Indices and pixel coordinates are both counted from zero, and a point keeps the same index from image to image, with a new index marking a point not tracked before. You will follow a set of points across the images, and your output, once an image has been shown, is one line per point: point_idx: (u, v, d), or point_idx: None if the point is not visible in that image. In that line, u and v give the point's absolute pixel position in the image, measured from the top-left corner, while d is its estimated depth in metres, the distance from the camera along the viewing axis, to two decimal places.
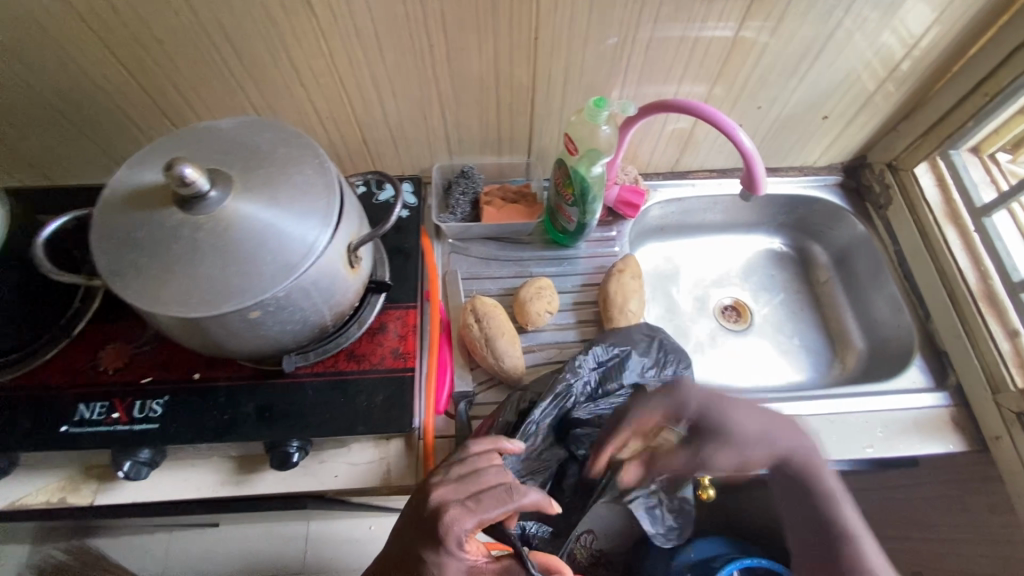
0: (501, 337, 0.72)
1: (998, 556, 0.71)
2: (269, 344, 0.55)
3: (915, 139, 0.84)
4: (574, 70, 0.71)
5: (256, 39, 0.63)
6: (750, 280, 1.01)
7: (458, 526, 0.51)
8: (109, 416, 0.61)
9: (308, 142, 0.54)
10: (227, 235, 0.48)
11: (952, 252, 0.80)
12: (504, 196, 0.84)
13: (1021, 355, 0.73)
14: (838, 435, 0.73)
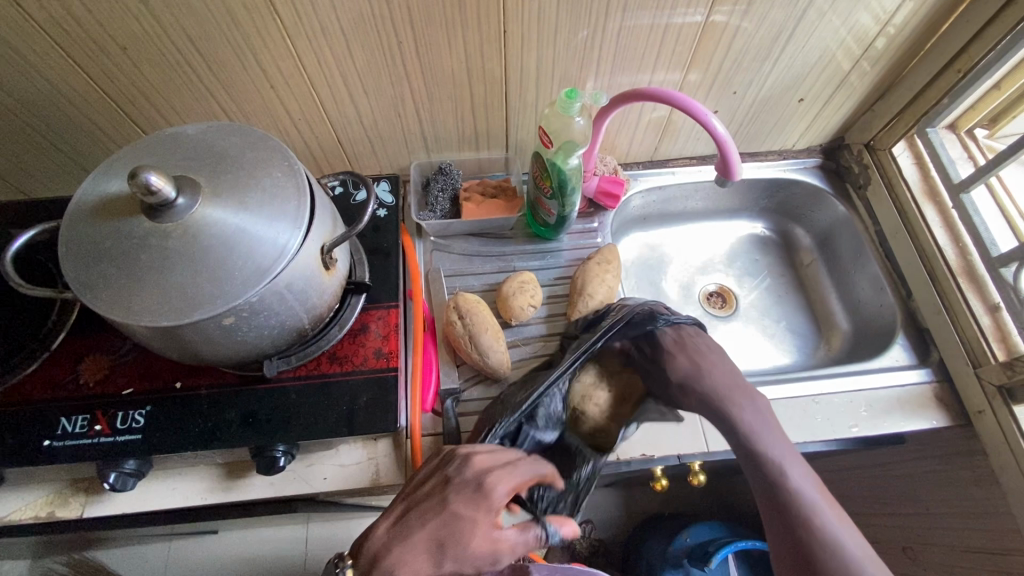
0: (485, 332, 0.71)
1: (985, 528, 0.71)
2: (247, 349, 0.55)
3: (891, 118, 0.85)
4: (546, 62, 0.70)
5: (221, 42, 0.62)
6: (734, 265, 1.01)
7: (502, 483, 0.54)
8: (92, 428, 0.61)
9: (277, 145, 0.54)
10: (197, 241, 0.47)
11: (930, 229, 0.81)
12: (483, 191, 0.84)
13: (1001, 328, 0.73)
14: (824, 415, 0.73)
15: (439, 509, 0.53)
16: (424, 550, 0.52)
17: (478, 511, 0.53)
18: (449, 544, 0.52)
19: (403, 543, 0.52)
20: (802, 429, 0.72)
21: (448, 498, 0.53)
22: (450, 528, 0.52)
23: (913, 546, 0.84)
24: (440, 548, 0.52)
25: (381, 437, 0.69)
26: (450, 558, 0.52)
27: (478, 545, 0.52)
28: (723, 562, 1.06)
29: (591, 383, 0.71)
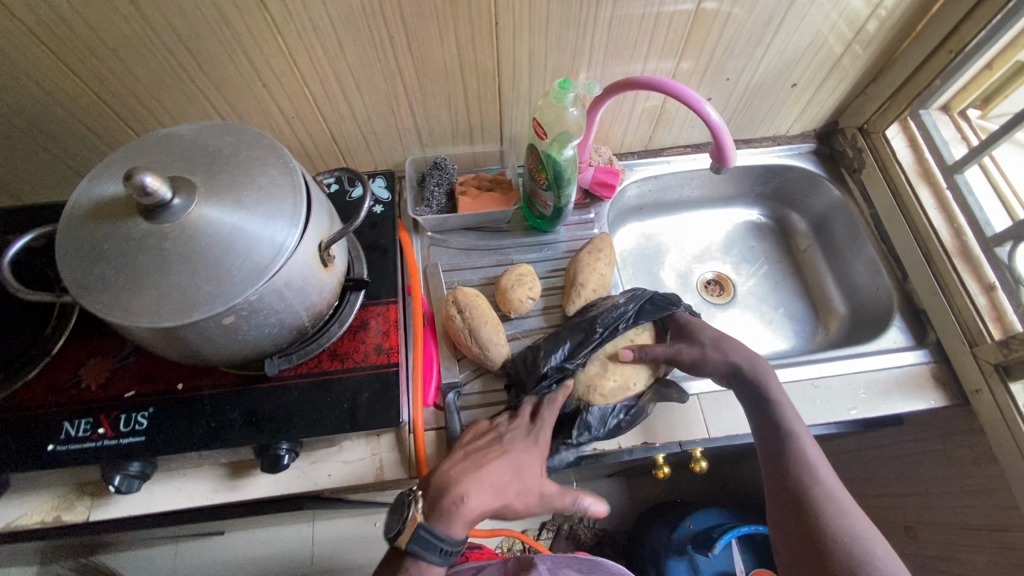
0: (485, 326, 0.72)
1: (984, 505, 0.72)
2: (247, 349, 0.55)
3: (884, 101, 0.85)
4: (538, 53, 0.70)
5: (211, 41, 0.61)
6: (731, 252, 1.02)
7: (548, 420, 0.64)
8: (94, 432, 0.61)
9: (271, 143, 0.53)
10: (194, 241, 0.47)
11: (925, 210, 0.81)
12: (479, 185, 0.84)
13: (997, 308, 0.74)
14: (823, 398, 0.74)
15: (499, 447, 0.61)
16: (492, 481, 0.58)
17: (531, 446, 0.62)
18: (512, 475, 0.59)
19: (472, 475, 0.58)
20: (802, 412, 0.73)
21: (505, 439, 0.63)
22: (512, 460, 0.60)
23: (914, 526, 0.85)
24: (504, 479, 0.59)
25: (384, 433, 0.70)
26: (512, 491, 0.59)
27: (536, 482, 0.60)
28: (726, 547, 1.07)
29: (597, 364, 0.69)
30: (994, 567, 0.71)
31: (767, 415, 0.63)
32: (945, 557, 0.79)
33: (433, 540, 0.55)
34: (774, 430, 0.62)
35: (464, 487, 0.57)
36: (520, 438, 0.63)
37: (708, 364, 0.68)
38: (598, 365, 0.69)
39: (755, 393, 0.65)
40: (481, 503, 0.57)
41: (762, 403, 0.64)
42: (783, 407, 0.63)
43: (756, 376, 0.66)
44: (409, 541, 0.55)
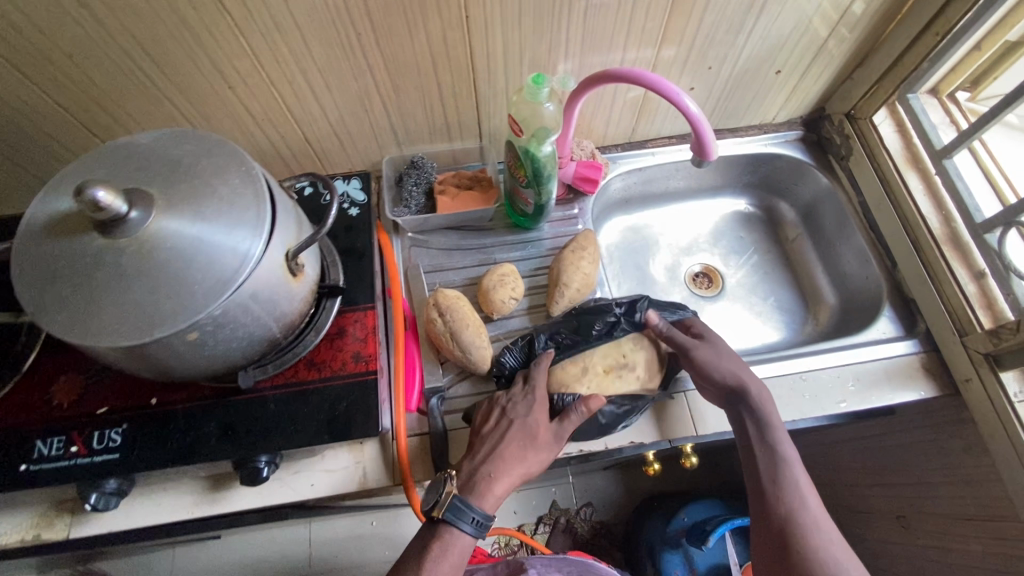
0: (466, 329, 0.70)
1: (977, 495, 0.72)
2: (218, 362, 0.53)
3: (870, 86, 0.83)
4: (512, 47, 0.68)
5: (171, 43, 0.59)
6: (719, 244, 1.00)
7: (541, 379, 0.66)
8: (68, 450, 0.60)
9: (234, 150, 0.52)
10: (153, 256, 0.45)
11: (913, 197, 0.80)
12: (459, 183, 0.82)
13: (987, 295, 0.73)
14: (812, 392, 0.73)
15: (505, 417, 0.63)
16: (508, 449, 0.60)
17: (534, 406, 0.64)
18: (523, 438, 0.61)
19: (490, 451, 0.60)
20: (790, 407, 0.72)
21: (507, 406, 0.64)
22: (520, 426, 0.62)
23: (907, 515, 0.84)
24: (517, 445, 0.60)
25: (368, 440, 0.69)
26: (531, 457, 0.61)
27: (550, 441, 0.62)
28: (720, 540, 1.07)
29: (578, 366, 0.69)
30: (987, 557, 0.70)
31: (761, 437, 0.62)
32: (939, 547, 0.78)
33: (468, 509, 0.57)
34: (767, 454, 0.61)
35: (486, 463, 0.60)
36: (520, 401, 0.64)
37: (713, 374, 0.66)
38: (578, 369, 0.69)
39: (754, 413, 0.63)
40: (505, 473, 0.59)
41: (759, 424, 0.62)
42: (779, 432, 0.62)
43: (758, 398, 0.64)
44: (445, 511, 0.56)
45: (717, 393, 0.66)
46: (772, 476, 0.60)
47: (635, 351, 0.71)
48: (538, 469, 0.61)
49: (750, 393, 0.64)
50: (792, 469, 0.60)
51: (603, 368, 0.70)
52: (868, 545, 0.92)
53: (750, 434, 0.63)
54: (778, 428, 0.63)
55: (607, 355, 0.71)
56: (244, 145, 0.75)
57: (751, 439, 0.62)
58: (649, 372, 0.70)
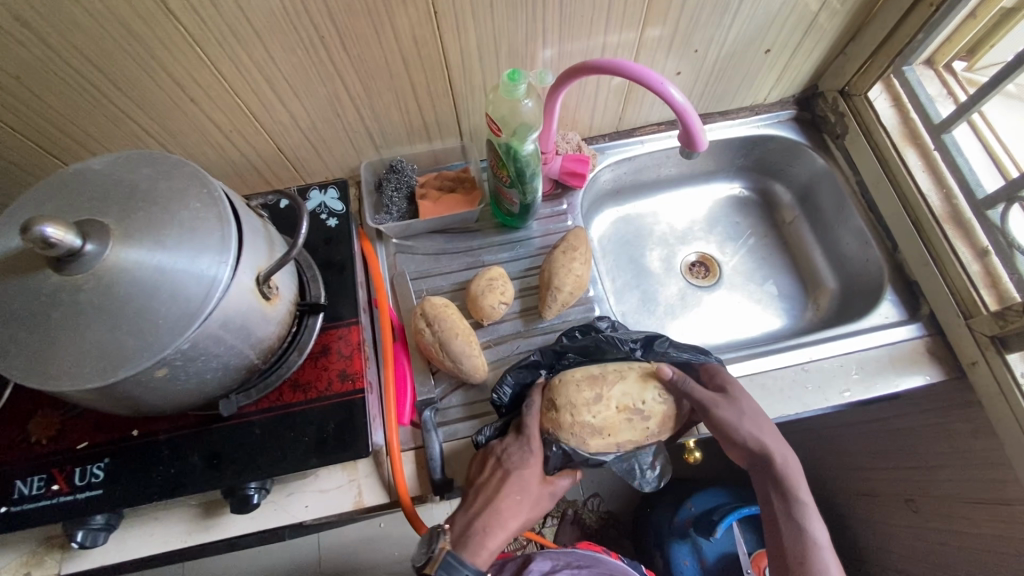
0: (456, 338, 0.67)
1: (985, 478, 0.70)
2: (195, 394, 0.51)
3: (864, 61, 0.79)
4: (486, 41, 0.65)
5: (123, 57, 0.56)
6: (714, 231, 0.97)
7: (537, 423, 0.64)
8: (49, 488, 0.58)
9: (194, 171, 0.49)
10: (112, 291, 0.43)
11: (912, 175, 0.77)
12: (441, 185, 0.79)
13: (991, 274, 0.70)
14: (815, 383, 0.71)
15: (500, 467, 0.60)
16: (503, 504, 0.58)
17: (530, 454, 0.61)
18: (518, 491, 0.58)
19: (485, 504, 0.58)
20: (793, 399, 0.70)
21: (503, 454, 0.61)
22: (515, 480, 0.59)
23: (916, 499, 0.81)
24: (513, 498, 0.58)
25: (361, 458, 0.67)
26: (527, 514, 0.59)
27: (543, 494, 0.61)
28: (727, 529, 1.05)
29: (593, 391, 0.63)
30: (997, 539, 0.69)
31: (787, 511, 0.59)
32: (949, 530, 0.77)
33: (461, 566, 0.53)
34: (794, 532, 0.58)
35: (480, 517, 0.57)
36: (515, 448, 0.61)
37: (735, 438, 0.61)
38: (592, 395, 0.63)
39: (779, 485, 0.60)
40: (500, 527, 0.57)
41: (784, 497, 0.59)
42: (807, 508, 0.59)
43: (784, 468, 0.60)
44: (437, 568, 0.52)
45: (740, 455, 0.62)
46: (799, 556, 0.56)
47: (657, 402, 0.64)
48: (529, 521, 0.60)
49: (776, 461, 0.60)
50: (822, 553, 0.56)
51: (618, 404, 0.63)
52: (876, 529, 0.91)
53: (775, 507, 0.59)
54: (806, 503, 0.59)
55: (628, 393, 0.64)
56: (214, 159, 0.72)
57: (776, 512, 0.59)
58: (659, 427, 0.64)
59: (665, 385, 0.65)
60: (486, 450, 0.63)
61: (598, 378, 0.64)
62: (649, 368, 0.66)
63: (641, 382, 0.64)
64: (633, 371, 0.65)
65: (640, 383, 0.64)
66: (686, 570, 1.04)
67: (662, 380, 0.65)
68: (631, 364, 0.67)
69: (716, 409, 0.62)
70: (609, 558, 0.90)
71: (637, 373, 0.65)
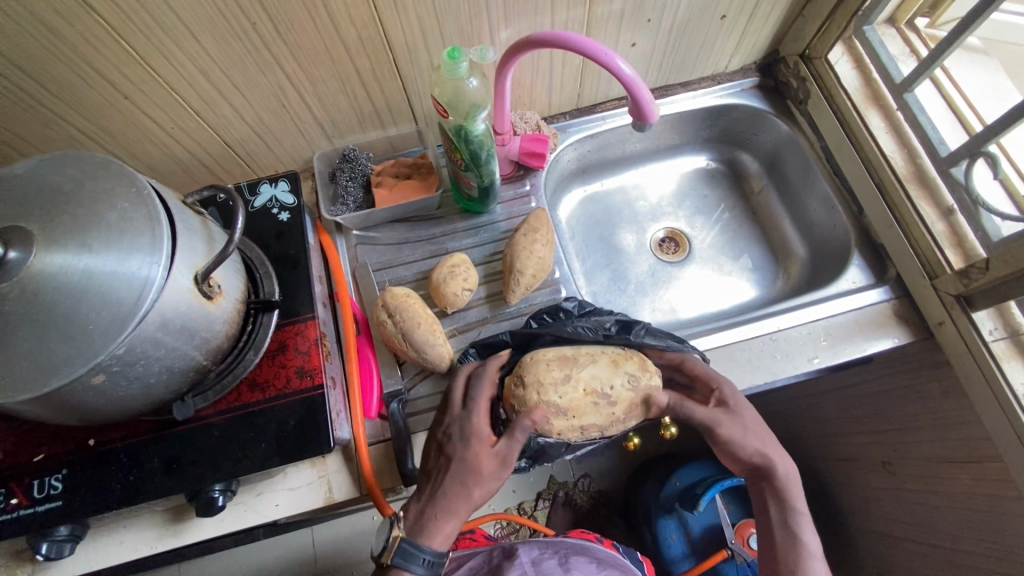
0: (418, 328, 0.66)
1: (956, 438, 0.70)
2: (143, 398, 0.50)
3: (822, 24, 0.78)
4: (428, 20, 0.63)
5: (46, 56, 0.53)
6: (684, 205, 0.96)
7: (481, 395, 0.61)
8: (8, 502, 0.56)
9: (122, 170, 0.47)
10: (38, 299, 0.41)
11: (874, 137, 0.76)
12: (397, 172, 0.78)
13: (956, 233, 0.70)
14: (783, 352, 0.71)
15: (443, 452, 0.57)
16: (448, 486, 0.55)
17: (471, 431, 0.57)
18: (463, 473, 0.55)
19: (433, 489, 0.56)
20: (761, 370, 0.70)
21: (446, 437, 0.59)
22: (460, 458, 0.56)
23: (892, 461, 0.81)
24: (456, 481, 0.55)
25: (329, 454, 0.66)
26: (474, 494, 0.55)
27: (493, 466, 0.56)
28: (712, 501, 1.06)
29: (563, 371, 0.62)
30: (970, 498, 0.69)
31: (782, 519, 0.56)
32: (924, 491, 0.76)
33: (416, 551, 0.53)
34: (788, 542, 0.55)
35: (428, 503, 0.55)
36: (457, 428, 0.58)
37: (739, 452, 0.58)
38: (561, 374, 0.62)
39: (778, 495, 0.57)
40: (453, 509, 0.55)
41: (782, 508, 0.57)
42: (801, 517, 0.57)
43: (784, 477, 0.58)
44: (393, 556, 0.52)
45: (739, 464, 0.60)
46: (792, 566, 0.54)
47: (625, 388, 0.62)
48: (485, 498, 0.57)
49: (776, 471, 0.58)
50: (816, 564, 0.54)
51: (585, 386, 0.62)
52: (854, 493, 0.91)
53: (771, 517, 0.57)
54: (801, 512, 0.57)
55: (598, 376, 0.63)
56: (161, 158, 0.70)
57: (772, 520, 0.57)
58: (625, 413, 0.62)
59: (637, 372, 0.63)
60: (433, 434, 0.60)
61: (570, 359, 0.63)
62: (623, 354, 0.65)
63: (611, 367, 0.63)
64: (605, 356, 0.64)
65: (610, 367, 0.63)
66: (674, 544, 1.04)
67: (634, 367, 0.64)
68: (605, 348, 0.66)
69: (725, 424, 0.58)
70: (602, 546, 0.79)
71: (609, 358, 0.64)
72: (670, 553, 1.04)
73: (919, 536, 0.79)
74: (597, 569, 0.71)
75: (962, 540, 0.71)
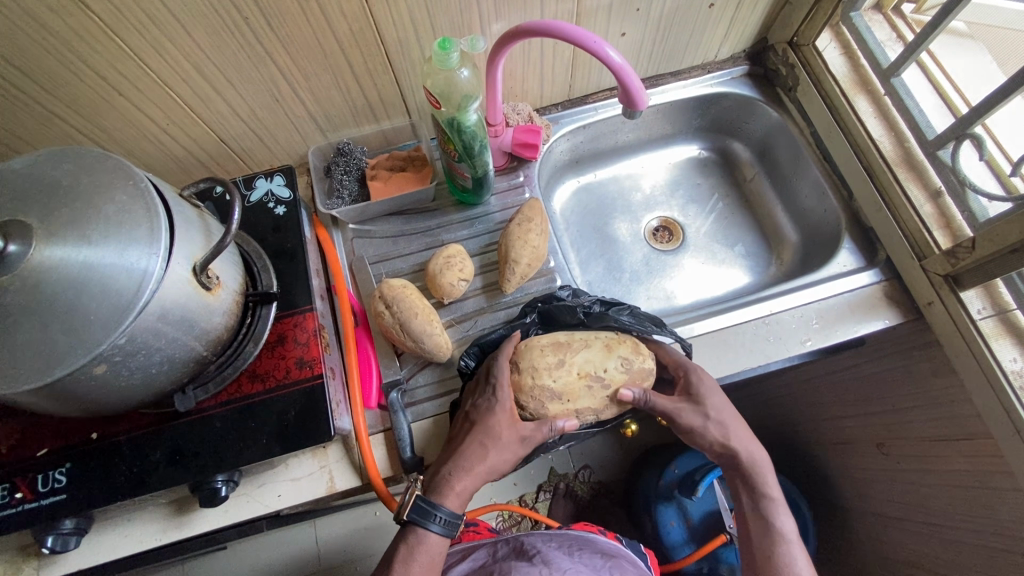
0: (415, 318, 0.67)
1: (947, 416, 0.71)
2: (145, 388, 0.51)
3: (808, 12, 0.79)
4: (419, 14, 0.63)
5: (39, 53, 0.54)
6: (677, 194, 0.97)
7: (506, 372, 0.62)
8: (13, 497, 0.57)
9: (118, 163, 0.47)
10: (39, 291, 0.42)
11: (862, 121, 0.78)
12: (391, 165, 0.78)
13: (944, 215, 0.71)
14: (776, 335, 0.72)
15: (468, 419, 0.60)
16: (467, 451, 0.57)
17: (496, 402, 0.60)
18: (482, 436, 0.58)
19: (453, 452, 0.58)
20: (754, 352, 0.71)
21: (472, 407, 0.61)
22: (481, 427, 0.58)
23: (885, 442, 0.82)
24: (476, 443, 0.58)
25: (331, 443, 0.67)
26: (490, 461, 0.57)
27: (511, 439, 0.59)
28: (710, 487, 1.07)
29: (557, 356, 0.63)
30: (962, 475, 0.70)
31: (755, 505, 0.60)
32: (917, 471, 0.77)
33: (431, 509, 0.54)
34: (762, 526, 0.59)
35: (446, 463, 0.57)
36: (481, 401, 0.61)
37: (703, 439, 0.61)
38: (555, 360, 0.63)
39: (749, 482, 0.61)
40: (469, 473, 0.56)
41: (754, 495, 0.60)
42: (776, 504, 0.60)
43: (751, 463, 0.61)
44: (409, 510, 0.54)
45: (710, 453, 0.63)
46: (766, 549, 0.58)
47: (619, 371, 0.63)
48: (500, 469, 0.58)
49: (742, 457, 0.61)
50: (789, 546, 0.58)
51: (580, 370, 0.63)
52: (849, 475, 0.92)
53: (744, 503, 0.61)
54: (773, 497, 0.60)
55: (591, 360, 0.64)
56: (156, 154, 0.71)
57: (745, 505, 0.61)
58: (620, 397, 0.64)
59: (630, 355, 0.64)
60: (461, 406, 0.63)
61: (564, 345, 0.64)
62: (616, 338, 0.66)
63: (604, 351, 0.64)
64: (599, 341, 0.65)
65: (604, 351, 0.64)
66: (673, 531, 1.06)
67: (627, 351, 0.65)
68: (599, 332, 0.67)
69: (686, 414, 0.60)
70: (606, 538, 0.79)
71: (602, 342, 0.65)
72: (669, 540, 1.06)
73: (911, 515, 0.80)
74: (602, 561, 0.71)
75: (955, 517, 0.73)
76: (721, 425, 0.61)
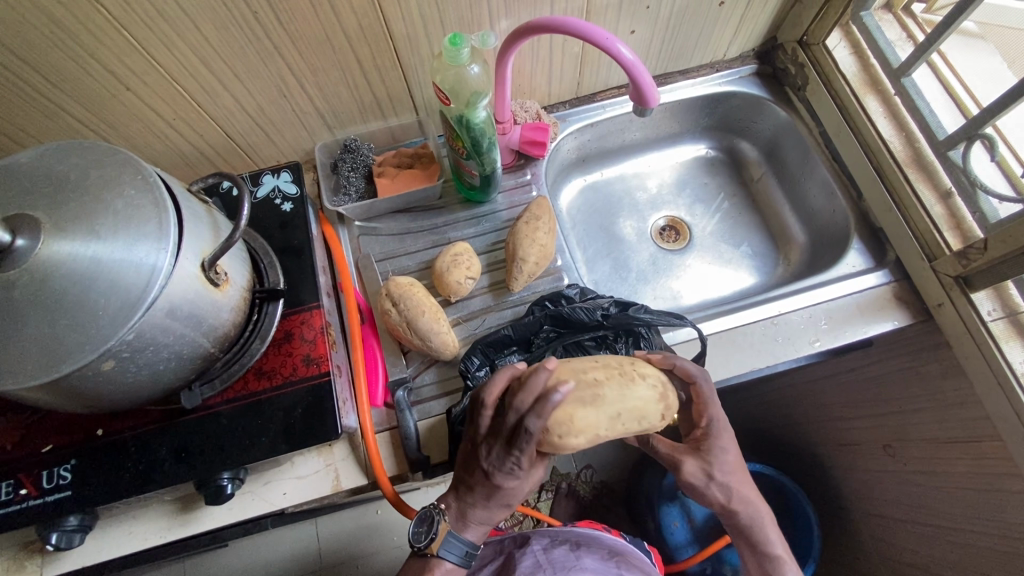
0: (422, 316, 0.66)
1: (957, 418, 0.70)
2: (150, 384, 0.50)
3: (819, 10, 0.78)
4: (428, 9, 0.63)
5: (46, 46, 0.53)
6: (683, 194, 0.97)
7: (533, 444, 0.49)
8: (17, 493, 0.56)
9: (126, 158, 0.47)
10: (46, 285, 0.41)
11: (873, 121, 0.77)
12: (398, 163, 0.78)
13: (955, 216, 0.70)
14: (785, 335, 0.71)
15: (488, 479, 0.52)
16: (493, 506, 0.54)
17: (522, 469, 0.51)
18: (508, 497, 0.54)
19: (476, 504, 0.54)
20: (763, 352, 0.71)
21: (491, 468, 0.52)
22: (506, 492, 0.53)
23: (891, 444, 0.81)
24: (500, 501, 0.54)
25: (336, 442, 0.66)
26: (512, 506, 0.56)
27: (532, 481, 0.55)
28: None
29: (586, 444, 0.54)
30: (973, 478, 0.70)
31: (759, 562, 0.60)
32: (925, 472, 0.77)
33: (457, 542, 0.55)
34: None
35: (468, 511, 0.55)
36: (501, 459, 0.51)
37: (706, 497, 0.59)
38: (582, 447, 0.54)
39: (750, 540, 0.60)
40: (493, 517, 0.56)
41: (756, 554, 0.60)
42: (782, 562, 0.59)
43: (752, 522, 0.59)
44: (439, 547, 0.54)
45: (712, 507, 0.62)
46: None
47: None
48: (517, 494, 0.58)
49: (743, 517, 0.59)
50: None
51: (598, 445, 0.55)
52: (854, 476, 0.91)
53: (746, 559, 0.61)
54: (777, 555, 0.59)
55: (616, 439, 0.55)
56: (162, 150, 0.70)
57: (748, 562, 0.60)
58: None
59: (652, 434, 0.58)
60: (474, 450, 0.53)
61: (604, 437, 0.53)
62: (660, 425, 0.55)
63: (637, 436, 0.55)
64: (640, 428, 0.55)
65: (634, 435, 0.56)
66: (676, 532, 1.06)
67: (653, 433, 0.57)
68: (644, 419, 0.54)
69: (688, 469, 0.58)
70: (611, 535, 0.79)
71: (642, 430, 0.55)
72: (673, 541, 1.05)
73: (918, 517, 0.80)
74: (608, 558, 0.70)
75: (964, 520, 0.72)
76: (724, 488, 0.58)
